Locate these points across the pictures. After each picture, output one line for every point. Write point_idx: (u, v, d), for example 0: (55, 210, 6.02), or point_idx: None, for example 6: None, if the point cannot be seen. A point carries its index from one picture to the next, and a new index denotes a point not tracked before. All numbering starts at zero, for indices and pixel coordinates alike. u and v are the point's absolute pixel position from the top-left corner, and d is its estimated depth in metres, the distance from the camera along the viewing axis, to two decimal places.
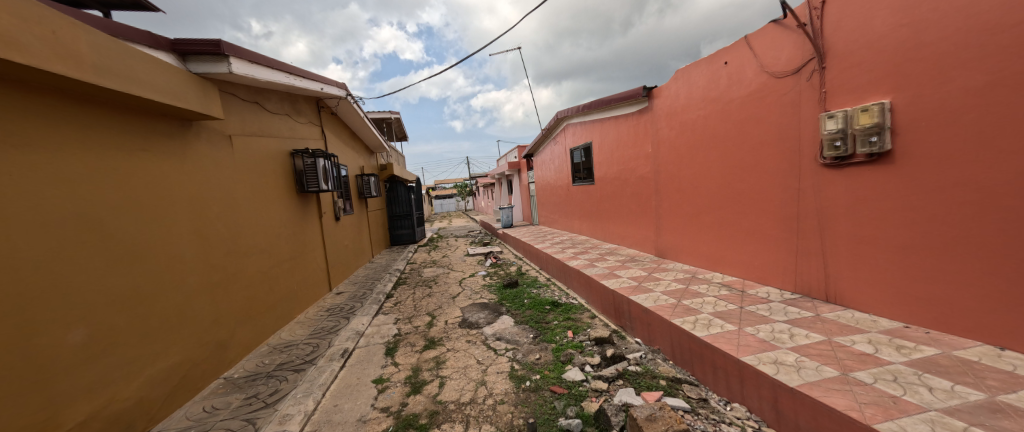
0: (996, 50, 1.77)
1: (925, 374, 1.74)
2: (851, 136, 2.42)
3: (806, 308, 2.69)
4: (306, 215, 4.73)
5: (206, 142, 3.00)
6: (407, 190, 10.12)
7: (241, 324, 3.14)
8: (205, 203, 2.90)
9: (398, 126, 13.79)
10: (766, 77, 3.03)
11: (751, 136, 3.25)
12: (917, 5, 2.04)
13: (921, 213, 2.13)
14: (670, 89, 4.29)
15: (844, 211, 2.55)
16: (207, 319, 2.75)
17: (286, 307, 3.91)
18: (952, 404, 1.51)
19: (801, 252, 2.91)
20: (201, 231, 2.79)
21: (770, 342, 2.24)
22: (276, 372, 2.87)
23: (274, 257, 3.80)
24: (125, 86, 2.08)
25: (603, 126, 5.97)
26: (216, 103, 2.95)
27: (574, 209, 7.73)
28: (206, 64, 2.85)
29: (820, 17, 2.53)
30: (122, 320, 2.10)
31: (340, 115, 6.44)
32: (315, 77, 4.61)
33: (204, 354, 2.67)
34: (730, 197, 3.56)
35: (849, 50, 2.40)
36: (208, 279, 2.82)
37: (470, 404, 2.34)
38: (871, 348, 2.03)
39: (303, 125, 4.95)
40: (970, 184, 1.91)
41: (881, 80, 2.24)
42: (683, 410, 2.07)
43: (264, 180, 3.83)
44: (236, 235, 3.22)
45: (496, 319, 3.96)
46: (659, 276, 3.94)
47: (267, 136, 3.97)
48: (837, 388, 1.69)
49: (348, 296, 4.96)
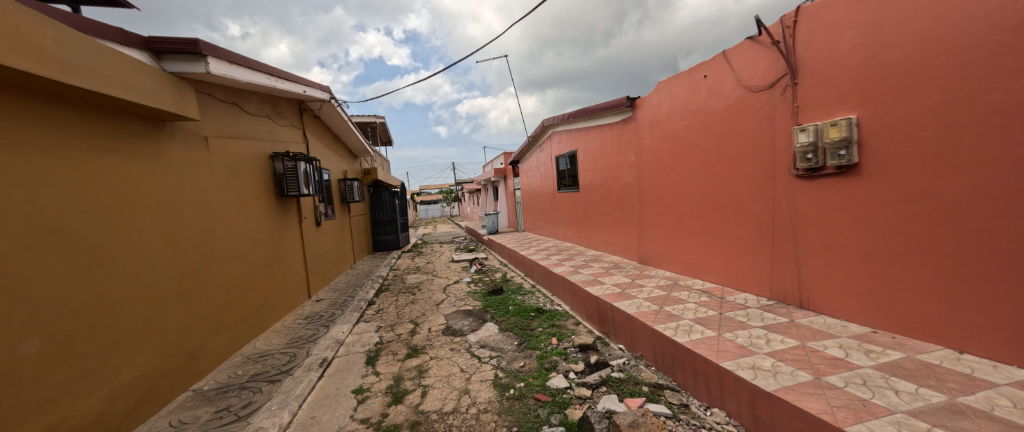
0: (951, 71, 1.90)
1: (892, 377, 1.82)
2: (822, 149, 2.54)
3: (782, 314, 2.77)
4: (285, 220, 4.58)
5: (180, 143, 2.89)
6: (391, 195, 9.99)
7: (213, 333, 3.00)
8: (177, 207, 2.78)
9: (382, 129, 13.63)
10: (742, 90, 3.15)
11: (729, 146, 3.36)
12: (881, 27, 2.18)
13: (885, 222, 2.24)
14: (652, 100, 4.40)
15: (816, 220, 2.66)
16: (175, 328, 2.61)
17: (262, 314, 3.77)
18: (916, 407, 1.57)
19: (776, 260, 3.01)
20: (170, 235, 2.67)
21: (748, 347, 2.30)
22: (249, 383, 2.75)
23: (249, 263, 3.65)
24: (95, 85, 2.00)
25: (588, 134, 6.08)
26: (191, 103, 2.85)
27: (559, 216, 7.79)
28: (181, 64, 2.76)
29: (792, 35, 2.67)
30: (82, 330, 1.98)
31: (323, 118, 6.32)
32: (297, 79, 4.51)
33: (172, 366, 2.54)
34: (709, 206, 3.66)
35: (819, 68, 2.53)
36: (178, 285, 2.69)
37: (452, 413, 2.31)
38: (842, 352, 2.11)
39: (285, 128, 4.84)
40: (931, 196, 2.02)
41: (849, 97, 2.37)
42: (665, 416, 2.09)
43: (242, 185, 3.71)
44: (209, 240, 3.09)
45: (480, 326, 3.93)
46: (642, 282, 3.99)
47: (246, 138, 3.86)
48: (811, 392, 1.75)
49: (328, 304, 4.81)
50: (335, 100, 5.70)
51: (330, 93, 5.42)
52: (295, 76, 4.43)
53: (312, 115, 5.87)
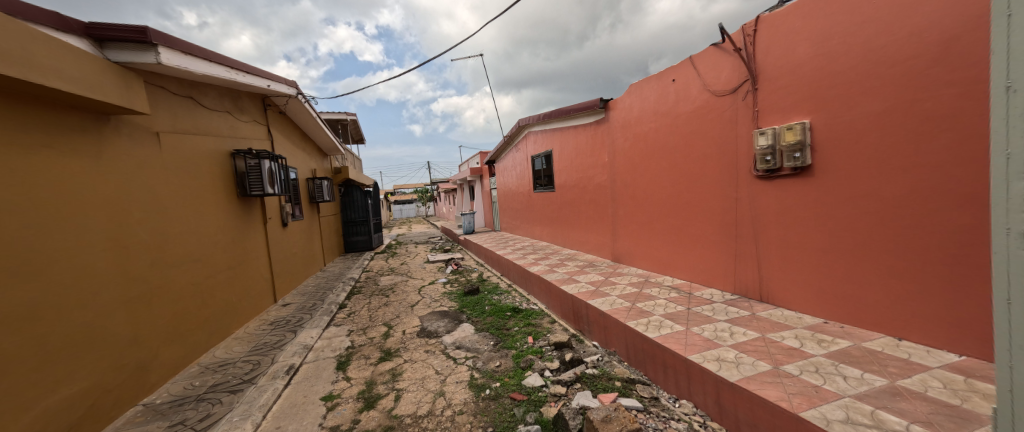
0: (890, 81, 2.06)
1: (841, 364, 1.95)
2: (779, 152, 2.69)
3: (744, 307, 2.92)
4: (249, 221, 4.35)
5: (128, 138, 2.68)
6: (364, 195, 9.72)
7: (166, 342, 2.79)
8: (124, 207, 2.57)
9: (354, 126, 13.20)
10: (708, 94, 3.29)
11: (696, 148, 3.50)
12: (830, 38, 2.33)
13: (835, 220, 2.41)
14: (624, 102, 4.51)
15: (775, 219, 2.82)
16: (123, 338, 2.41)
17: (222, 321, 3.55)
18: (862, 391, 1.70)
19: (739, 256, 3.16)
20: (117, 238, 2.47)
21: (713, 340, 2.40)
22: (208, 395, 2.58)
23: (208, 267, 3.44)
24: (26, 74, 1.81)
25: (563, 134, 6.16)
26: (140, 95, 2.65)
27: (535, 216, 7.84)
28: (128, 53, 2.55)
29: (753, 43, 2.81)
30: (11, 343, 1.79)
31: (289, 114, 6.05)
32: (260, 73, 4.29)
33: (119, 379, 2.35)
34: (678, 205, 3.79)
35: (776, 75, 2.68)
36: (126, 292, 2.49)
37: (427, 417, 2.27)
38: (797, 342, 2.25)
39: (247, 124, 4.59)
40: (875, 196, 2.19)
41: (803, 103, 2.53)
42: (637, 409, 2.15)
43: (199, 183, 3.49)
44: (162, 243, 2.88)
45: (456, 327, 3.89)
46: (615, 280, 4.09)
47: (203, 134, 3.62)
48: (770, 381, 1.85)
49: (296, 308, 4.61)
50: (303, 95, 5.47)
51: (297, 88, 5.20)
52: (258, 69, 4.22)
53: (277, 111, 5.60)
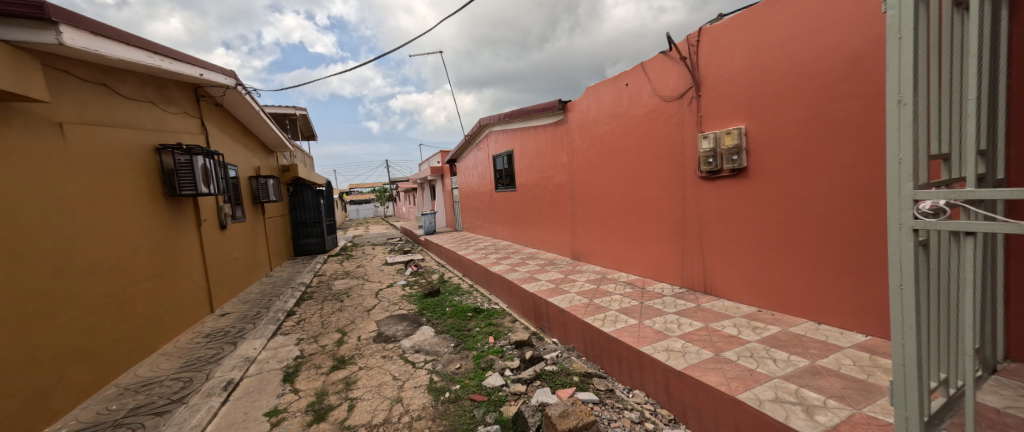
0: (810, 92, 2.30)
1: (771, 348, 2.15)
2: (719, 154, 2.90)
3: (691, 300, 3.12)
4: (179, 223, 3.93)
5: (21, 129, 2.32)
6: (316, 195, 9.16)
7: (74, 363, 2.45)
8: (17, 209, 2.22)
9: (305, 122, 12.40)
10: (658, 99, 3.47)
11: (647, 150, 3.68)
12: (761, 51, 2.55)
13: (767, 218, 2.64)
14: (582, 104, 4.64)
15: (716, 217, 3.04)
16: (15, 360, 2.08)
17: (146, 336, 3.18)
18: (788, 371, 1.88)
19: (686, 252, 3.37)
20: (7, 245, 2.13)
21: (663, 332, 2.54)
22: (127, 419, 2.29)
23: (127, 277, 3.06)
24: None
25: (523, 134, 6.21)
26: (37, 80, 2.30)
27: (497, 215, 7.85)
28: (20, 31, 2.20)
29: (697, 52, 3.00)
30: None
31: (227, 106, 5.54)
32: (192, 60, 3.90)
33: (11, 408, 2.02)
34: (632, 204, 3.97)
35: (717, 83, 2.88)
36: (19, 307, 2.15)
37: (383, 425, 2.19)
38: (736, 330, 2.44)
39: (176, 116, 4.14)
40: (799, 195, 2.43)
41: (740, 109, 2.74)
42: (593, 402, 2.22)
43: (116, 182, 3.10)
44: (67, 250, 2.53)
45: (416, 330, 3.79)
46: (574, 277, 4.20)
47: (120, 126, 3.22)
48: (712, 367, 1.99)
49: (237, 318, 4.24)
50: (243, 87, 5.04)
51: (237, 79, 4.78)
52: (190, 56, 3.83)
53: (212, 102, 5.11)
